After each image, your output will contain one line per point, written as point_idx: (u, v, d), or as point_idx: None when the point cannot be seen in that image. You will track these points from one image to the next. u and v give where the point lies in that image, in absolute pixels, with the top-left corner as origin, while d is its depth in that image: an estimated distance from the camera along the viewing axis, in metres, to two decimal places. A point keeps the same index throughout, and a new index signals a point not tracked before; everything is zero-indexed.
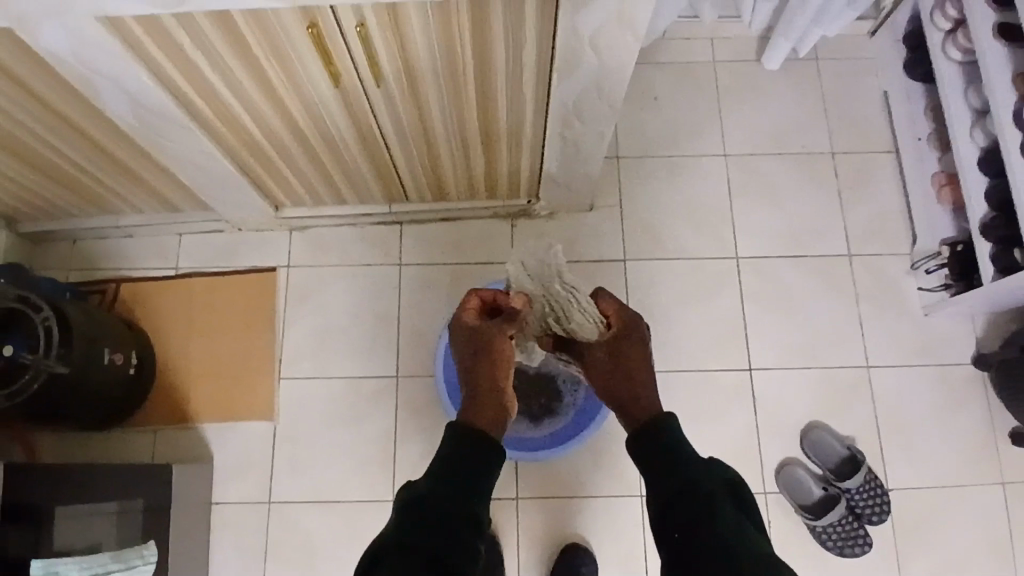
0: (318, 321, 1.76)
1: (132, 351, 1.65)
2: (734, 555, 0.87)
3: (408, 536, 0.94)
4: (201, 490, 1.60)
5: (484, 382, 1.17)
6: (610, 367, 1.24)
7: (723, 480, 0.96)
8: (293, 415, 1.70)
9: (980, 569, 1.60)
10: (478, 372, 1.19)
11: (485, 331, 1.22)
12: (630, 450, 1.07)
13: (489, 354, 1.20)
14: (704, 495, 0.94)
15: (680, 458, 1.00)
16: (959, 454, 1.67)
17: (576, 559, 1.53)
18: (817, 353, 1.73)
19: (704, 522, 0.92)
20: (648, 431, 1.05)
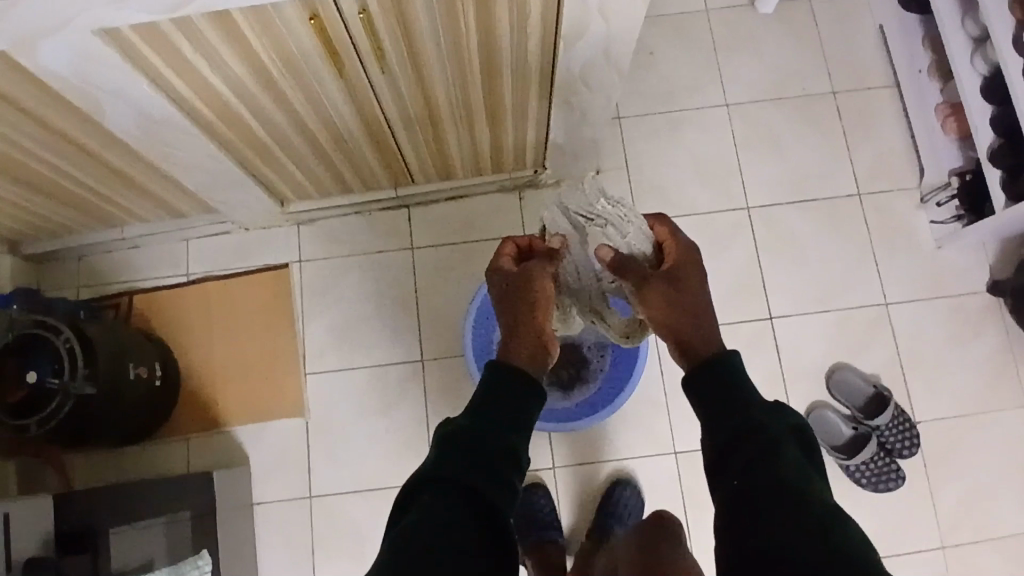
0: (337, 314, 1.75)
1: (155, 362, 1.65)
2: (797, 487, 0.88)
3: (448, 469, 0.92)
4: (243, 493, 1.61)
5: (523, 321, 1.18)
6: (673, 296, 1.20)
7: (786, 425, 0.98)
8: (323, 409, 1.71)
9: (1010, 489, 1.64)
10: (518, 312, 1.20)
11: (524, 271, 1.23)
12: (689, 389, 1.08)
13: (527, 294, 1.21)
14: (768, 433, 0.96)
15: (742, 402, 1.02)
16: (981, 381, 1.70)
17: (621, 498, 1.56)
18: (835, 295, 1.74)
19: (766, 457, 0.93)
20: (709, 369, 1.07)
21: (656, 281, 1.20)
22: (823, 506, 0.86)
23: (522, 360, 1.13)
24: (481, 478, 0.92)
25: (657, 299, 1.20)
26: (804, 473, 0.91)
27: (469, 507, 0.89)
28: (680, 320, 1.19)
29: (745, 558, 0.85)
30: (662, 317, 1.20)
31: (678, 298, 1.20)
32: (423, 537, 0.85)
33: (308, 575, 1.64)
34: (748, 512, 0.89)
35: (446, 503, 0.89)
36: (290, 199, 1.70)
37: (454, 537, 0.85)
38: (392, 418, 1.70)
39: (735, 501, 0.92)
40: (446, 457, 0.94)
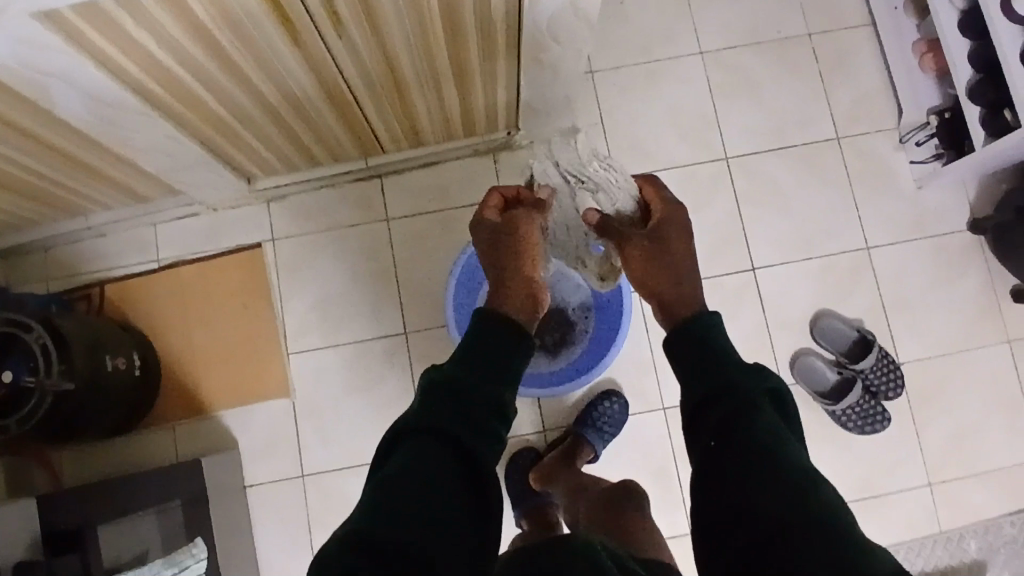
0: (316, 291, 1.72)
1: (133, 352, 1.62)
2: (770, 452, 0.86)
3: (435, 419, 0.90)
4: (234, 477, 1.60)
5: (511, 271, 1.15)
6: (652, 251, 1.18)
7: (763, 384, 0.95)
8: (309, 387, 1.69)
9: (992, 423, 1.67)
10: (506, 262, 1.17)
11: (512, 221, 1.21)
12: (670, 350, 1.06)
13: (516, 244, 1.19)
14: (744, 396, 0.93)
15: (720, 363, 0.99)
16: (963, 319, 1.71)
17: (583, 438, 1.54)
18: (817, 242, 1.73)
19: (742, 421, 0.91)
20: (689, 329, 1.06)
21: (637, 237, 1.21)
22: (795, 471, 0.84)
23: (513, 309, 1.09)
24: (468, 432, 0.90)
25: (636, 253, 1.19)
26: (779, 435, 0.89)
27: (456, 462, 0.88)
28: (659, 275, 1.17)
29: (713, 518, 0.86)
30: (641, 273, 1.19)
31: (658, 252, 1.18)
32: (409, 495, 0.84)
33: (306, 551, 1.65)
34: (722, 479, 0.88)
35: (433, 456, 0.88)
36: (258, 175, 1.65)
37: (441, 493, 0.85)
38: (380, 393, 1.69)
39: (709, 466, 0.91)
40: (432, 406, 0.91)
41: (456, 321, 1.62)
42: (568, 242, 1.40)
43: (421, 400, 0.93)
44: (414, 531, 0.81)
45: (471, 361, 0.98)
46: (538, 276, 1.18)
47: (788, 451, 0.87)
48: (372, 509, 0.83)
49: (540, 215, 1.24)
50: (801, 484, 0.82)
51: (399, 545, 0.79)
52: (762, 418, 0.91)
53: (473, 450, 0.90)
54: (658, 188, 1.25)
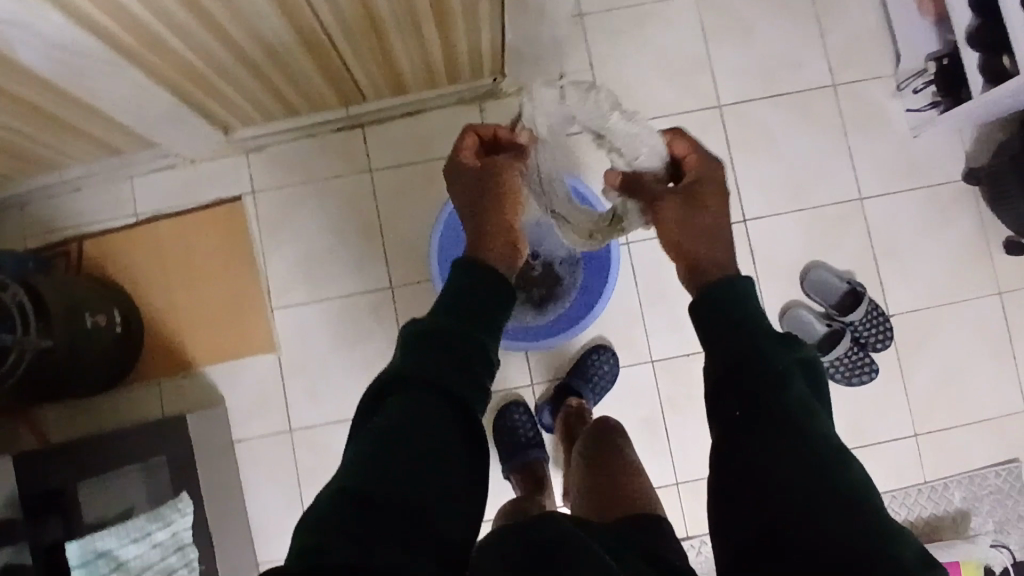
0: (299, 245, 1.68)
1: (115, 309, 1.59)
2: (803, 430, 0.86)
3: (421, 368, 0.89)
4: (221, 433, 1.60)
5: (493, 218, 1.13)
6: (685, 211, 1.14)
7: (795, 359, 0.95)
8: (296, 343, 1.67)
9: (980, 373, 1.68)
10: (487, 208, 1.15)
11: (492, 165, 1.17)
12: (695, 315, 1.05)
13: (496, 189, 1.16)
14: (779, 369, 0.92)
15: (752, 333, 0.97)
16: (955, 270, 1.70)
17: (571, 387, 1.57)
18: (810, 193, 1.70)
19: (771, 391, 0.90)
20: (719, 296, 1.04)
21: (669, 194, 1.16)
22: (830, 452, 0.84)
23: (496, 258, 1.09)
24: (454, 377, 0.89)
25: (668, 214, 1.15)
26: (811, 411, 0.89)
27: (444, 407, 0.87)
28: (693, 238, 1.13)
29: (739, 480, 0.87)
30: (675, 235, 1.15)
31: (691, 212, 1.14)
32: (399, 441, 0.82)
33: (297, 505, 1.65)
34: (750, 453, 0.87)
35: (421, 404, 0.86)
36: (234, 126, 1.60)
37: (431, 440, 0.83)
38: (366, 348, 1.67)
39: (737, 437, 0.90)
40: (417, 355, 0.90)
41: (440, 275, 1.59)
42: (551, 189, 1.32)
43: (405, 351, 0.91)
44: (407, 480, 0.79)
45: (459, 313, 0.96)
46: (519, 223, 1.17)
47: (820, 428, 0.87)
48: (362, 460, 0.81)
49: (520, 157, 1.20)
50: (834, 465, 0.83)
51: (393, 496, 0.78)
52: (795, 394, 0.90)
53: (460, 395, 0.88)
54: (688, 143, 1.19)
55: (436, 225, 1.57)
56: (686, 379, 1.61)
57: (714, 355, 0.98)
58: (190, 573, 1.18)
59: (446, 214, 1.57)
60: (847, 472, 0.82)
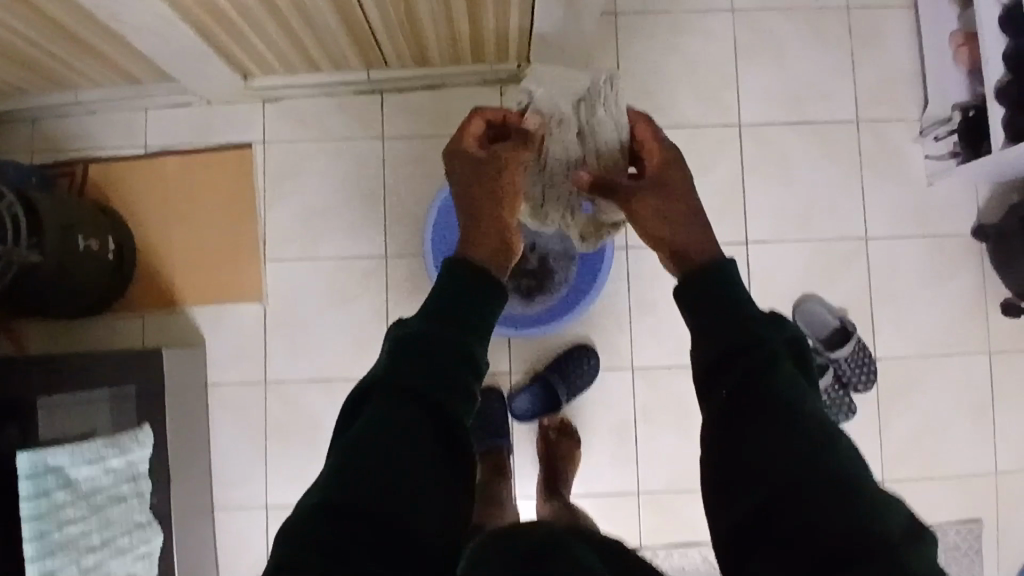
0: (300, 200, 1.68)
1: (109, 236, 1.59)
2: (791, 413, 0.84)
3: (404, 374, 0.84)
4: (195, 374, 1.60)
5: (487, 214, 1.09)
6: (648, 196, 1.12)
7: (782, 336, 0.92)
8: (283, 296, 1.67)
9: (957, 430, 1.67)
10: (483, 204, 1.11)
11: (491, 158, 1.14)
12: (680, 295, 1.01)
13: (493, 184, 1.12)
14: (766, 349, 0.89)
15: (741, 312, 0.94)
16: (948, 323, 1.68)
17: (549, 382, 1.56)
18: (816, 224, 1.69)
19: (764, 375, 0.88)
20: (706, 275, 0.99)
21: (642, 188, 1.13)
22: (818, 434, 0.82)
23: (483, 255, 1.03)
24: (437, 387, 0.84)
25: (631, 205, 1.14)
26: (798, 392, 0.87)
27: (424, 417, 0.83)
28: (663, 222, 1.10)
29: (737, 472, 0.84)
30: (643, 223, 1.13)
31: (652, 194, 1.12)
32: (381, 456, 0.78)
33: (260, 457, 1.65)
34: (742, 435, 0.86)
35: (402, 415, 0.82)
36: (254, 73, 1.60)
37: (412, 462, 0.79)
38: (352, 313, 1.67)
39: (728, 420, 0.88)
40: (399, 362, 0.85)
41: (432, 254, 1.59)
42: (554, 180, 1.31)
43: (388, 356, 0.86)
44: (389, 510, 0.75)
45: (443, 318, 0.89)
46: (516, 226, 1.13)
47: (807, 408, 0.85)
48: (341, 470, 0.78)
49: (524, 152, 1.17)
50: (824, 447, 0.81)
51: (377, 526, 0.74)
52: (782, 374, 0.88)
53: (444, 405, 0.84)
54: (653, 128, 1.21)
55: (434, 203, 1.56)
56: (663, 391, 1.61)
57: (701, 335, 0.95)
58: (141, 503, 1.21)
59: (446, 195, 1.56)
60: (837, 452, 0.81)
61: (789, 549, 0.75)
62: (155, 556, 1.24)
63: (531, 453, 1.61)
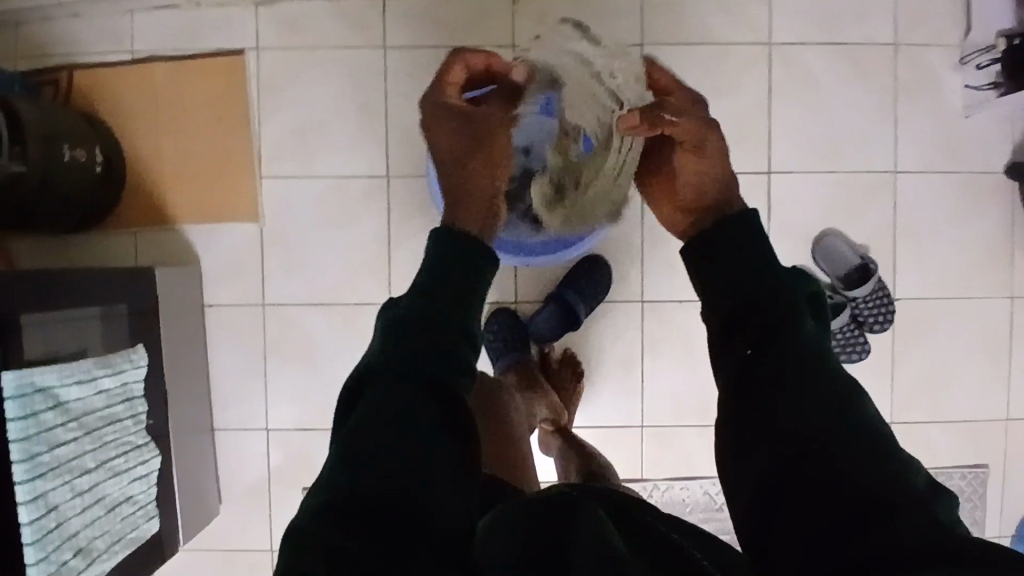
0: (297, 115, 1.58)
1: (96, 147, 1.51)
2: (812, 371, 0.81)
3: (406, 362, 0.80)
4: (189, 295, 1.55)
5: (474, 180, 1.05)
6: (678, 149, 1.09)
7: (802, 293, 0.88)
8: (281, 217, 1.60)
9: (970, 373, 1.63)
10: (468, 163, 1.05)
11: (479, 115, 1.05)
12: (690, 249, 0.95)
13: (484, 143, 1.05)
14: (786, 308, 0.85)
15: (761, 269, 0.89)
16: (971, 265, 1.62)
17: (566, 300, 1.51)
18: (842, 156, 1.59)
19: (783, 330, 0.83)
20: (726, 230, 0.93)
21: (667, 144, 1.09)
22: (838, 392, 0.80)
23: (473, 224, 1.01)
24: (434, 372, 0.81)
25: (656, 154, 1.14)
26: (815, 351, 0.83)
27: (428, 401, 0.78)
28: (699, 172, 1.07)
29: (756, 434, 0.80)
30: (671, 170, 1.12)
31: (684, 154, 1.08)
32: (390, 447, 0.74)
33: (259, 380, 1.62)
34: (768, 396, 0.81)
35: (405, 401, 0.77)
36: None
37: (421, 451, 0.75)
38: (352, 235, 1.61)
39: (743, 379, 0.84)
40: (395, 356, 0.80)
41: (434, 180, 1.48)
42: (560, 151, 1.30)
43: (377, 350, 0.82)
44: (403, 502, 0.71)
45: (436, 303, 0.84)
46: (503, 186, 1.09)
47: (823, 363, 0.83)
48: (352, 468, 0.73)
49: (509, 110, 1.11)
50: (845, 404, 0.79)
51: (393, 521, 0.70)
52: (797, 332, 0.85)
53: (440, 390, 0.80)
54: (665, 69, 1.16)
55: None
56: (672, 325, 1.56)
57: (714, 293, 0.90)
58: (136, 424, 1.19)
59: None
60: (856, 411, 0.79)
61: (810, 509, 0.73)
62: (154, 475, 1.23)
63: None
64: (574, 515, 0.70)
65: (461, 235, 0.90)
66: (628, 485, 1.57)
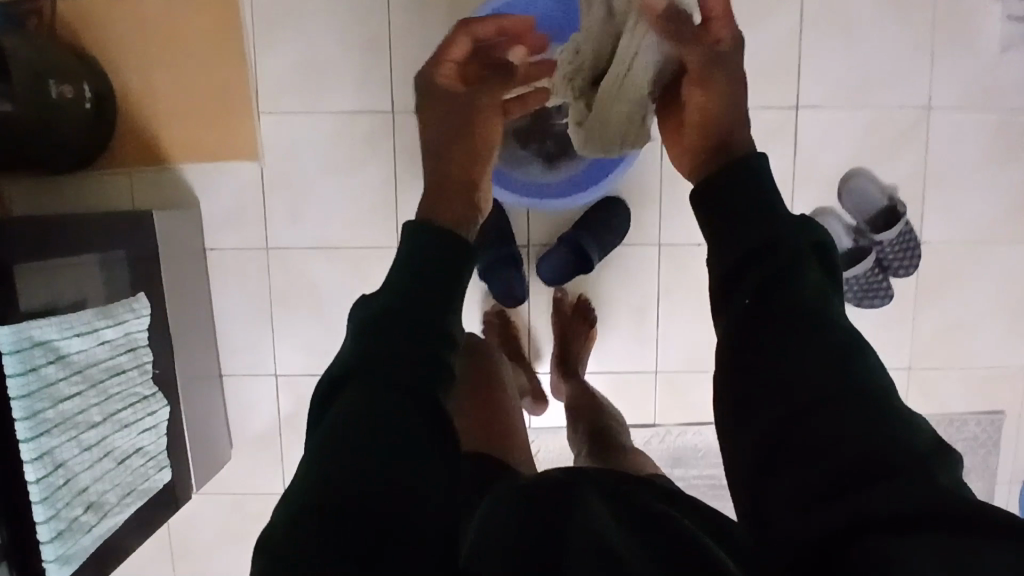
0: (295, 46, 1.49)
1: (84, 83, 1.42)
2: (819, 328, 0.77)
3: (392, 334, 0.81)
4: (189, 238, 1.49)
5: (455, 165, 1.05)
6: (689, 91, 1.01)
7: (808, 244, 0.84)
8: (282, 157, 1.53)
9: (993, 319, 1.59)
10: (447, 150, 1.06)
11: (470, 102, 1.07)
12: (699, 204, 0.93)
13: (469, 131, 1.07)
14: (791, 263, 0.82)
15: (770, 223, 0.86)
16: (1002, 207, 1.55)
17: (580, 243, 1.44)
18: (874, 91, 1.50)
19: (787, 282, 0.80)
20: (733, 180, 0.91)
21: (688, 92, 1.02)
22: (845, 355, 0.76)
23: (456, 212, 1.01)
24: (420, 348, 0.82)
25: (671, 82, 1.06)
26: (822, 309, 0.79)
27: (411, 374, 0.79)
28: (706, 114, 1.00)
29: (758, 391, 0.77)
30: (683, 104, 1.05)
31: (696, 96, 1.00)
32: (372, 416, 0.74)
33: (265, 326, 1.59)
34: (769, 353, 0.78)
35: (391, 373, 0.78)
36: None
37: (404, 415, 0.75)
38: (357, 176, 1.54)
39: (745, 330, 0.80)
40: (381, 333, 0.81)
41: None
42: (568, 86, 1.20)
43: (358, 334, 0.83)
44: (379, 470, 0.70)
45: (416, 281, 0.87)
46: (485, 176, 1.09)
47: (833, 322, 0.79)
48: (335, 437, 0.73)
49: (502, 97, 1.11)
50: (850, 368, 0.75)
51: (369, 491, 0.69)
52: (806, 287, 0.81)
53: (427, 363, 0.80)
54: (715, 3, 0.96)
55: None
56: (689, 271, 1.51)
57: (720, 246, 0.88)
58: (141, 375, 1.16)
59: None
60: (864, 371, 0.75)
61: (805, 465, 0.69)
62: (161, 426, 1.20)
63: (546, 330, 1.54)
64: (570, 498, 0.67)
65: (440, 230, 0.91)
66: (640, 431, 1.55)
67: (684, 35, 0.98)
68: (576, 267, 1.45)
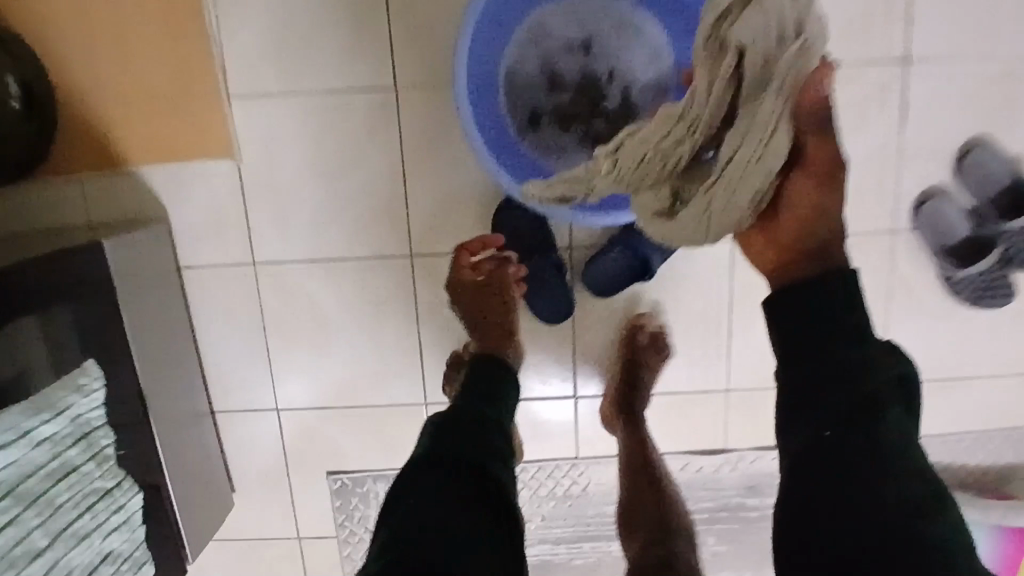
0: (268, 11, 1.17)
1: (6, 74, 1.10)
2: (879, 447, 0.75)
3: (439, 479, 0.85)
4: (158, 260, 1.23)
5: (492, 321, 1.15)
6: (794, 183, 0.85)
7: (896, 377, 0.78)
8: (263, 151, 1.24)
9: None
10: (479, 326, 1.16)
11: (496, 286, 1.17)
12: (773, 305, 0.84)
13: (499, 304, 1.16)
14: (871, 403, 0.76)
15: (846, 344, 0.79)
16: None
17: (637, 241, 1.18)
18: (1008, 33, 1.17)
19: (866, 424, 0.75)
20: (816, 290, 0.81)
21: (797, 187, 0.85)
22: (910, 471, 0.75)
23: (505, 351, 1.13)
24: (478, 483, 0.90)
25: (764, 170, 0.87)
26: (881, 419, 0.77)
27: (462, 484, 0.85)
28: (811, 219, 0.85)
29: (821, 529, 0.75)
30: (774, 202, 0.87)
31: (810, 188, 0.84)
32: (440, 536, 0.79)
33: (262, 352, 1.35)
34: (834, 491, 0.75)
35: (441, 496, 0.83)
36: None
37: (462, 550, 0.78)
38: (355, 173, 1.24)
39: (815, 461, 0.77)
40: (428, 464, 0.87)
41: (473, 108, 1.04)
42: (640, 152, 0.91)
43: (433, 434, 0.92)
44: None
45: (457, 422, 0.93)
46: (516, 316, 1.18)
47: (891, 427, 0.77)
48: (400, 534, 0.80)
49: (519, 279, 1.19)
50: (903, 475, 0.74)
51: None
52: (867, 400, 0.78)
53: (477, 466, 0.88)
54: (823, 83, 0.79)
55: (466, 28, 1.00)
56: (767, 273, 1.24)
57: (794, 361, 0.81)
58: (97, 467, 0.93)
59: (480, 13, 1.01)
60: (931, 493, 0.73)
61: None
62: (134, 517, 0.99)
63: (594, 346, 1.28)
64: None
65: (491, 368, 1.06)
66: (709, 458, 1.32)
67: (814, 124, 0.81)
68: (624, 282, 1.20)
